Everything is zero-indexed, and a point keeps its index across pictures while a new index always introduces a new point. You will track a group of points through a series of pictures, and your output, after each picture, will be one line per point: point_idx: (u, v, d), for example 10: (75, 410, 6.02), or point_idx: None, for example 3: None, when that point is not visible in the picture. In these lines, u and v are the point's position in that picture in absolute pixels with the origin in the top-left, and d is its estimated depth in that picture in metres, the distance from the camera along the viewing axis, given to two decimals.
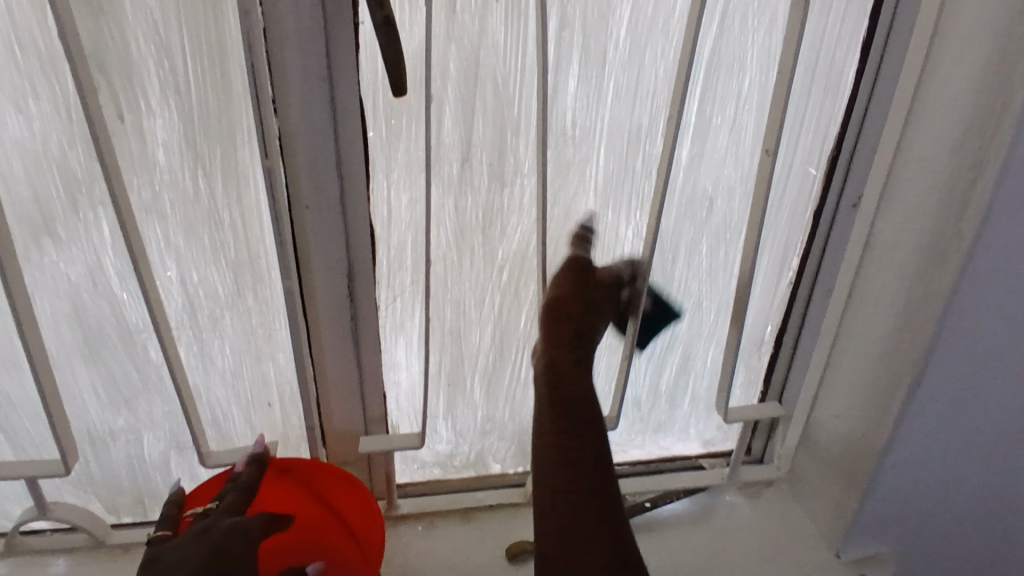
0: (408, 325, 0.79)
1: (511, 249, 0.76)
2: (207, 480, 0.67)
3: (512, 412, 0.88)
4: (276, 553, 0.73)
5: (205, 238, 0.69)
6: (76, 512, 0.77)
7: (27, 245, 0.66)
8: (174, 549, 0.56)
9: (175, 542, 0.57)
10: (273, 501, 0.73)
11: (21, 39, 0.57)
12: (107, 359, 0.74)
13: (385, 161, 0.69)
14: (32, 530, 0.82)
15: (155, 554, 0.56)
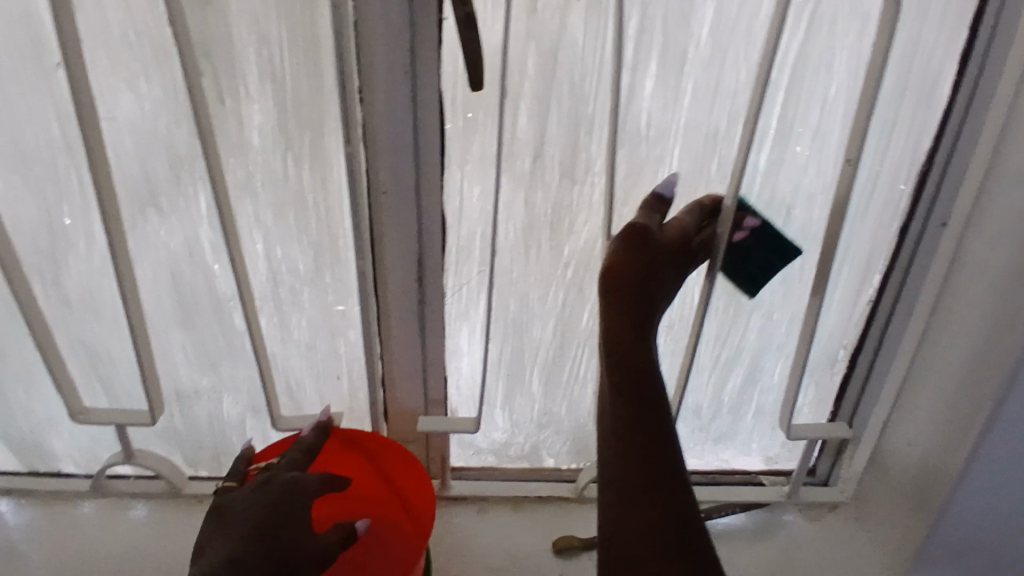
0: (472, 313, 0.81)
1: (578, 246, 0.77)
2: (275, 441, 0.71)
3: (569, 407, 0.88)
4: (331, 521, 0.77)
5: (290, 217, 0.73)
6: (159, 461, 0.85)
7: (134, 214, 0.73)
8: (241, 496, 0.60)
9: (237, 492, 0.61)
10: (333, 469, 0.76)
11: (141, 28, 0.64)
12: (198, 322, 0.80)
13: (460, 153, 0.71)
14: (121, 475, 0.91)
15: (219, 502, 0.61)
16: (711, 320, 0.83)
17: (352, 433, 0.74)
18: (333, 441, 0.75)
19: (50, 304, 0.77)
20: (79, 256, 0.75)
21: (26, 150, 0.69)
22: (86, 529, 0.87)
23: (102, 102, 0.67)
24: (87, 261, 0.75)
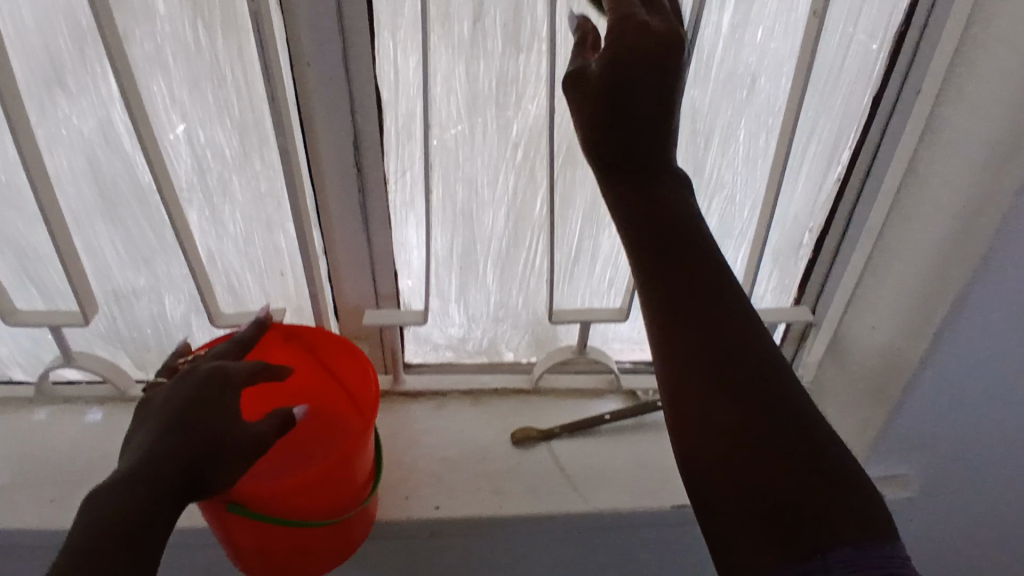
0: (418, 202, 0.76)
1: (527, 124, 0.71)
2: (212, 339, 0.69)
3: (526, 300, 0.85)
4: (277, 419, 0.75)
5: (209, 94, 0.66)
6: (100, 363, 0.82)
7: (37, 95, 0.66)
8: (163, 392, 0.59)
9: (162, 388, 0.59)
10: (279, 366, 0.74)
11: None
12: (124, 216, 0.74)
13: (391, 19, 0.64)
14: (75, 380, 0.89)
15: (145, 398, 0.59)
16: None
17: (291, 330, 0.71)
18: (271, 336, 0.72)
19: None
20: None
21: None
22: (42, 432, 0.86)
23: None
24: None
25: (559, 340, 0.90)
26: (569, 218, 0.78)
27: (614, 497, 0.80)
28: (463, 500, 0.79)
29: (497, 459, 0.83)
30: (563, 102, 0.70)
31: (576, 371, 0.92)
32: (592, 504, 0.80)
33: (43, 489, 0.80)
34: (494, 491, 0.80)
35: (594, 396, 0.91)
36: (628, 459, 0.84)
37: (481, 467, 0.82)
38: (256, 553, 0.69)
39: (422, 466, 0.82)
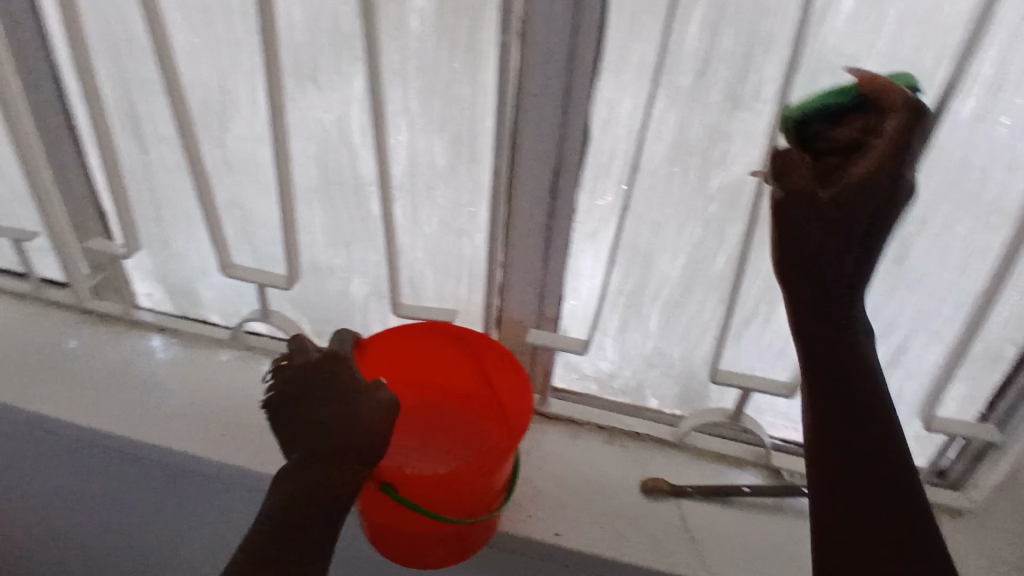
0: (601, 236, 0.78)
1: (727, 180, 0.71)
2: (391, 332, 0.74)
3: (685, 352, 0.84)
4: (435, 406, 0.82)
5: (437, 107, 0.72)
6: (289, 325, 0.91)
7: (294, 87, 0.74)
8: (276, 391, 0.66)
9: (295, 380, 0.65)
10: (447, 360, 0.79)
11: None
12: (338, 200, 0.81)
13: (617, 62, 0.67)
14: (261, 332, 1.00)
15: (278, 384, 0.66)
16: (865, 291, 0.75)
17: (461, 331, 0.74)
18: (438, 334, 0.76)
19: (212, 164, 0.82)
20: (242, 121, 0.78)
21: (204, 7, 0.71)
22: (225, 374, 0.96)
23: None
24: (249, 126, 0.78)
25: (709, 399, 0.88)
26: (748, 278, 0.77)
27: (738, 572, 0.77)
28: (585, 534, 0.79)
29: (623, 503, 0.83)
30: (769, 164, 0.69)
31: (720, 435, 0.89)
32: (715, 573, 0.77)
33: (217, 425, 0.90)
34: (616, 532, 0.80)
35: (732, 464, 0.88)
36: (758, 539, 0.81)
37: (605, 507, 0.82)
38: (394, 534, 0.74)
39: (547, 490, 0.84)
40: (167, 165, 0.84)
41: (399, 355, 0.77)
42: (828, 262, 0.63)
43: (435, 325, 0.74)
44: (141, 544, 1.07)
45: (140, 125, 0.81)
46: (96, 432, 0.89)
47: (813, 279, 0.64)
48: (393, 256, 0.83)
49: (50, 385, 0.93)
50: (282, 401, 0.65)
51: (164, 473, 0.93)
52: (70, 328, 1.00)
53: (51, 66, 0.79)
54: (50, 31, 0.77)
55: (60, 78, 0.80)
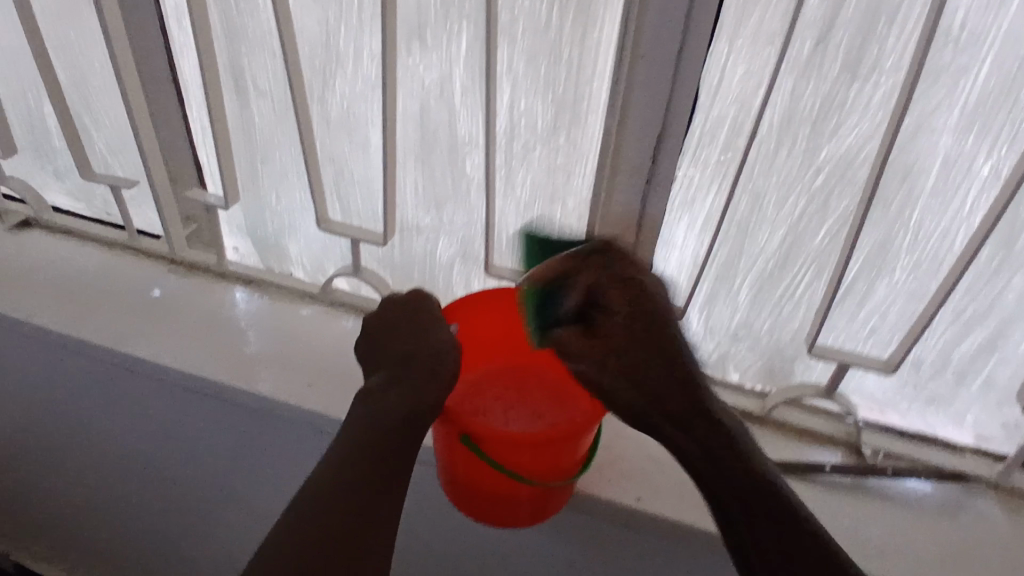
0: (698, 205, 0.77)
1: (838, 151, 0.69)
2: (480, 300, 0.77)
3: (773, 326, 0.84)
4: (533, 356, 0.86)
5: (543, 69, 0.71)
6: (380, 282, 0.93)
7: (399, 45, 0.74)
8: (374, 319, 0.80)
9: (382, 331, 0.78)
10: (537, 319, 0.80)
11: None
12: (433, 160, 0.82)
13: (733, 25, 0.65)
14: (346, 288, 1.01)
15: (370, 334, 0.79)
16: (971, 274, 0.74)
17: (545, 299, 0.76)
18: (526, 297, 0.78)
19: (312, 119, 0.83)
20: (344, 77, 0.78)
21: None
22: (315, 327, 1.00)
23: None
24: (351, 83, 0.79)
25: (793, 374, 0.88)
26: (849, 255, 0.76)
27: None
28: (674, 502, 0.80)
29: None
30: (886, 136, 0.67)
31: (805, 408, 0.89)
32: None
33: (312, 375, 0.93)
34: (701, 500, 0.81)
35: (814, 442, 0.87)
36: (842, 518, 0.81)
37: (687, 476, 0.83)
38: (468, 485, 0.77)
39: (631, 459, 0.84)
40: (266, 120, 0.85)
41: (488, 319, 0.80)
42: (648, 375, 0.72)
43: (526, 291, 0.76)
44: (226, 490, 1.11)
45: (243, 79, 0.82)
46: (198, 379, 0.93)
47: (713, 460, 0.70)
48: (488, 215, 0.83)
49: (151, 333, 0.97)
50: (380, 328, 0.79)
51: (259, 419, 0.96)
52: (167, 278, 1.04)
53: (159, 18, 0.80)
54: None
55: (167, 28, 0.81)
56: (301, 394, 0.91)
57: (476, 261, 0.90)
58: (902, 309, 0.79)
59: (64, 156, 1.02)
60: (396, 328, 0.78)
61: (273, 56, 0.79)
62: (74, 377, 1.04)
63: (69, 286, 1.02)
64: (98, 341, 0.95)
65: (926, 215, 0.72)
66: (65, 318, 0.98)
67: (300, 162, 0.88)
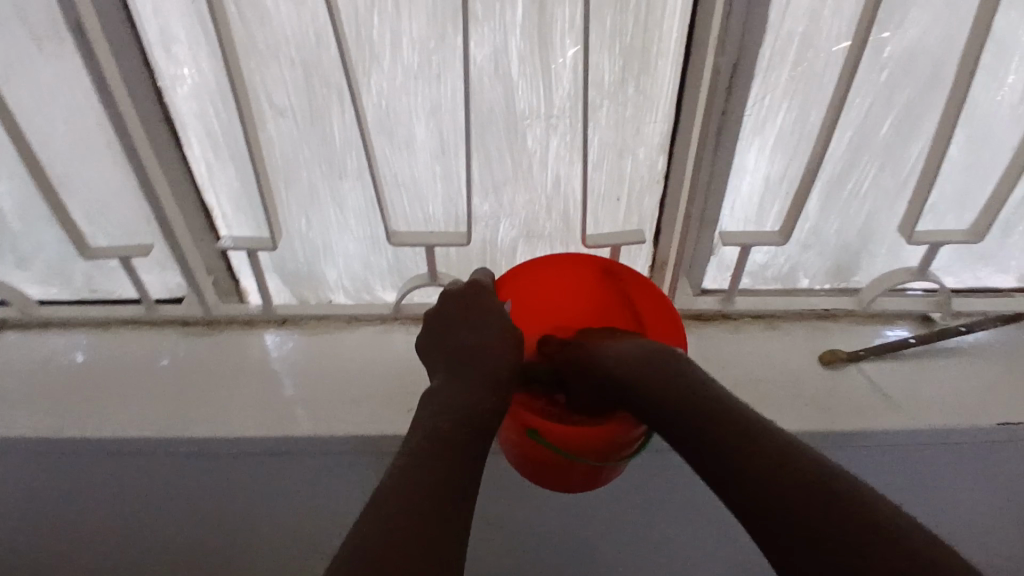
0: (769, 126, 0.77)
1: (902, 43, 0.71)
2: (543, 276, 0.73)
3: (841, 226, 0.87)
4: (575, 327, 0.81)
5: (608, 20, 0.67)
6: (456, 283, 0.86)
7: (445, 26, 0.67)
8: (429, 313, 0.73)
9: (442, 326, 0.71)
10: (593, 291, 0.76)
11: None
12: (489, 144, 0.76)
13: None
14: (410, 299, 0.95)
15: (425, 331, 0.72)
16: None
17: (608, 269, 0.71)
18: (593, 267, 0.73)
19: (347, 127, 0.75)
20: (381, 73, 0.70)
21: None
22: (373, 348, 0.91)
23: None
24: (389, 78, 0.71)
25: (858, 264, 0.91)
26: (912, 142, 0.78)
27: (941, 416, 0.82)
28: (796, 415, 0.82)
29: (813, 380, 0.86)
30: (947, 18, 0.69)
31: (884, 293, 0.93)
32: (919, 420, 0.82)
33: (400, 399, 0.85)
34: (823, 405, 0.83)
35: (889, 320, 0.92)
36: (939, 384, 0.86)
37: (801, 387, 0.85)
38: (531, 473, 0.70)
39: (741, 387, 0.85)
40: (288, 140, 0.76)
41: (548, 285, 0.77)
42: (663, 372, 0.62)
43: (583, 256, 0.72)
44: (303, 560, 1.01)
45: (255, 101, 0.72)
46: (271, 439, 0.82)
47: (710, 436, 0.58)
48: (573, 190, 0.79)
49: (198, 407, 0.85)
50: (436, 321, 0.72)
51: (332, 467, 0.86)
52: (192, 343, 0.92)
53: (142, 53, 0.69)
54: (139, 12, 0.67)
55: (151, 61, 0.70)
56: (383, 421, 0.82)
57: (541, 237, 0.86)
58: (958, 183, 0.82)
59: (32, 238, 0.89)
60: (456, 323, 0.70)
61: (291, 66, 0.70)
62: (109, 486, 0.89)
63: (79, 385, 0.88)
64: (141, 433, 0.83)
65: (980, 89, 0.74)
66: (90, 421, 0.84)
67: (333, 178, 0.80)
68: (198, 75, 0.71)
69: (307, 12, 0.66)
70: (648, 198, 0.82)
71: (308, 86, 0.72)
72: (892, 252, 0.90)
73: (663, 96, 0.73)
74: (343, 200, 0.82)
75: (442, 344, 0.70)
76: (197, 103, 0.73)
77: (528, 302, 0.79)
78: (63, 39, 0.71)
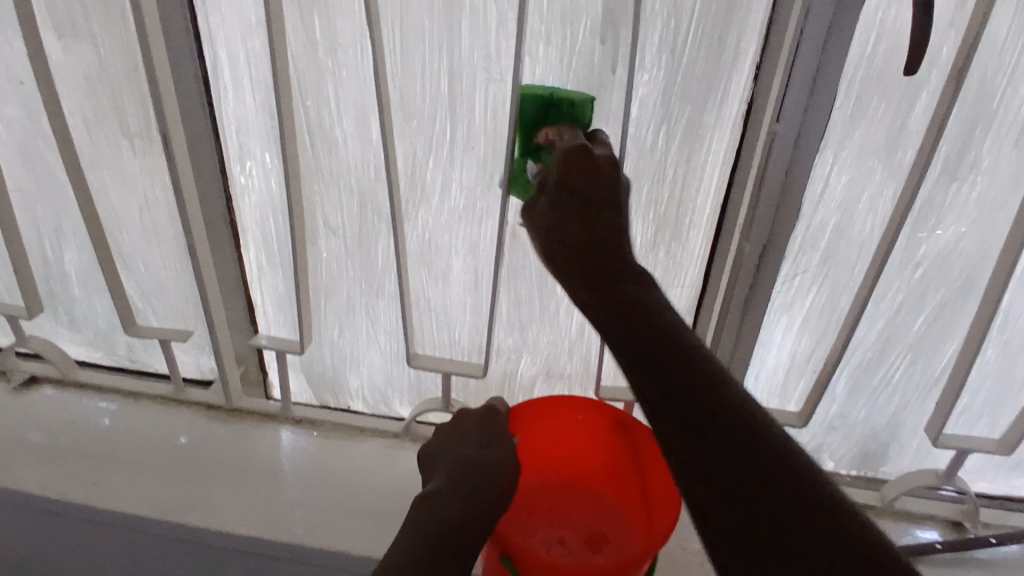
0: (798, 306, 0.78)
1: (935, 247, 0.72)
2: (556, 413, 0.74)
3: (871, 415, 0.85)
4: (588, 480, 0.80)
5: (644, 189, 0.71)
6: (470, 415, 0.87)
7: (493, 173, 0.73)
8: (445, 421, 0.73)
9: (443, 436, 0.71)
10: (602, 440, 0.75)
11: None
12: (520, 282, 0.79)
13: (838, 140, 0.68)
14: (427, 419, 0.95)
15: (444, 428, 0.72)
16: None
17: (619, 418, 0.71)
18: (604, 417, 0.73)
19: (389, 247, 0.79)
20: (428, 209, 0.76)
21: (403, 99, 0.70)
22: (379, 464, 0.90)
23: (497, 62, 0.66)
24: (435, 215, 0.76)
25: (890, 455, 0.88)
26: (943, 341, 0.78)
27: None
28: None
29: None
30: (980, 230, 0.70)
31: (925, 496, 0.86)
32: None
33: (392, 522, 0.83)
34: None
35: (912, 517, 0.85)
36: None
37: None
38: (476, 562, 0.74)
39: None
40: (335, 255, 0.81)
41: (564, 432, 0.76)
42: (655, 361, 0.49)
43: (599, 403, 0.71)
44: None
45: (312, 217, 0.78)
46: (260, 540, 0.82)
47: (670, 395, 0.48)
48: (597, 338, 0.82)
49: (199, 489, 0.87)
50: (449, 429, 0.72)
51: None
52: (207, 426, 0.95)
53: (222, 163, 0.76)
54: (225, 129, 0.75)
55: (227, 172, 0.77)
56: (371, 544, 0.81)
57: (561, 377, 0.87)
58: (993, 386, 0.80)
59: (87, 304, 0.95)
60: (467, 437, 0.70)
61: (349, 192, 0.76)
62: (102, 553, 0.91)
63: (95, 448, 0.91)
64: (136, 509, 0.84)
65: (1018, 299, 0.73)
66: (90, 487, 0.86)
67: (368, 293, 0.84)
68: (264, 188, 0.78)
69: (371, 149, 0.73)
70: None
71: (361, 210, 0.77)
72: (922, 450, 0.86)
73: (694, 262, 0.75)
74: (376, 316, 0.85)
75: (450, 447, 0.70)
76: (259, 213, 0.80)
77: (539, 445, 0.78)
78: (152, 138, 0.78)
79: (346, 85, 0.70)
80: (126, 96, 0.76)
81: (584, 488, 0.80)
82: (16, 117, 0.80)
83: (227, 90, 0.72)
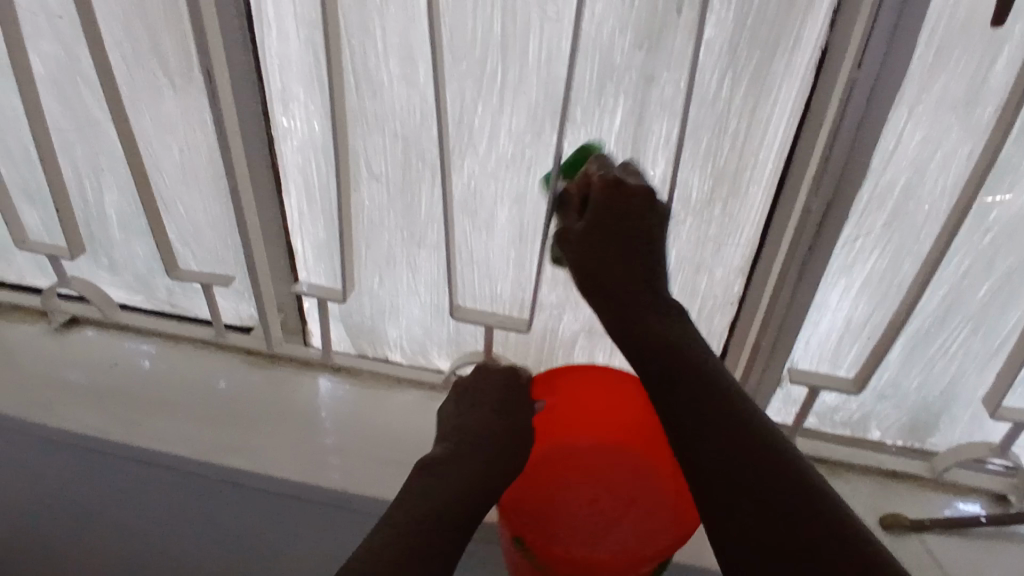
0: (857, 269, 0.74)
1: (1010, 211, 0.68)
2: (578, 386, 0.75)
3: (924, 384, 0.82)
4: (622, 457, 0.75)
5: (703, 141, 0.68)
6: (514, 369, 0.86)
7: (543, 121, 0.70)
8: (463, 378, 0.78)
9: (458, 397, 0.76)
10: (627, 409, 0.74)
11: None
12: None
13: (914, 93, 0.63)
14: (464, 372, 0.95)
15: (460, 390, 0.77)
16: None
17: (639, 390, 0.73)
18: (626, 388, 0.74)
19: (432, 196, 0.77)
20: (474, 158, 0.73)
21: (453, 40, 0.66)
22: (418, 415, 0.90)
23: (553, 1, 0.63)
24: (482, 163, 0.74)
25: (941, 426, 0.85)
26: (1007, 310, 0.74)
27: None
28: None
29: None
30: None
31: (975, 468, 0.84)
32: None
33: None
34: None
35: (960, 489, 0.83)
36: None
37: None
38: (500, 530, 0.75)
39: None
40: (377, 204, 0.79)
41: (591, 400, 0.75)
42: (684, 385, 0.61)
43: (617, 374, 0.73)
44: None
45: (355, 164, 0.76)
46: (300, 486, 0.83)
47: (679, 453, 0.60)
48: None
49: (240, 433, 0.87)
50: (467, 390, 0.76)
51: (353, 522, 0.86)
52: (245, 373, 0.95)
53: (264, 105, 0.74)
54: (268, 69, 0.72)
55: (269, 114, 0.75)
56: None
57: (602, 334, 0.85)
58: None
59: (127, 247, 0.94)
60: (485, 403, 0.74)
61: (393, 138, 0.74)
62: (145, 491, 0.93)
63: (136, 390, 0.92)
64: (177, 451, 0.85)
65: None
66: (135, 427, 0.88)
67: (409, 243, 0.82)
68: (307, 132, 0.76)
69: (417, 93, 0.71)
70: (718, 316, 0.80)
71: (405, 157, 0.75)
72: (974, 422, 0.83)
73: (751, 220, 0.72)
74: (417, 267, 0.84)
75: (467, 408, 0.74)
76: (301, 158, 0.78)
77: (566, 413, 0.76)
78: (192, 77, 0.76)
79: (393, 24, 0.67)
80: (166, 32, 0.74)
81: (615, 464, 0.75)
82: (55, 53, 0.78)
83: (271, 28, 0.70)
